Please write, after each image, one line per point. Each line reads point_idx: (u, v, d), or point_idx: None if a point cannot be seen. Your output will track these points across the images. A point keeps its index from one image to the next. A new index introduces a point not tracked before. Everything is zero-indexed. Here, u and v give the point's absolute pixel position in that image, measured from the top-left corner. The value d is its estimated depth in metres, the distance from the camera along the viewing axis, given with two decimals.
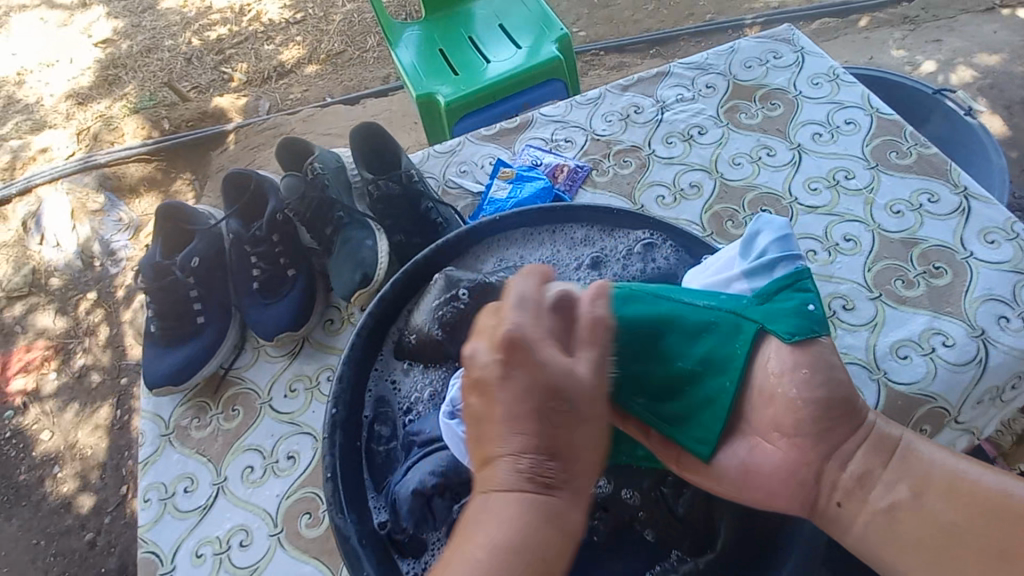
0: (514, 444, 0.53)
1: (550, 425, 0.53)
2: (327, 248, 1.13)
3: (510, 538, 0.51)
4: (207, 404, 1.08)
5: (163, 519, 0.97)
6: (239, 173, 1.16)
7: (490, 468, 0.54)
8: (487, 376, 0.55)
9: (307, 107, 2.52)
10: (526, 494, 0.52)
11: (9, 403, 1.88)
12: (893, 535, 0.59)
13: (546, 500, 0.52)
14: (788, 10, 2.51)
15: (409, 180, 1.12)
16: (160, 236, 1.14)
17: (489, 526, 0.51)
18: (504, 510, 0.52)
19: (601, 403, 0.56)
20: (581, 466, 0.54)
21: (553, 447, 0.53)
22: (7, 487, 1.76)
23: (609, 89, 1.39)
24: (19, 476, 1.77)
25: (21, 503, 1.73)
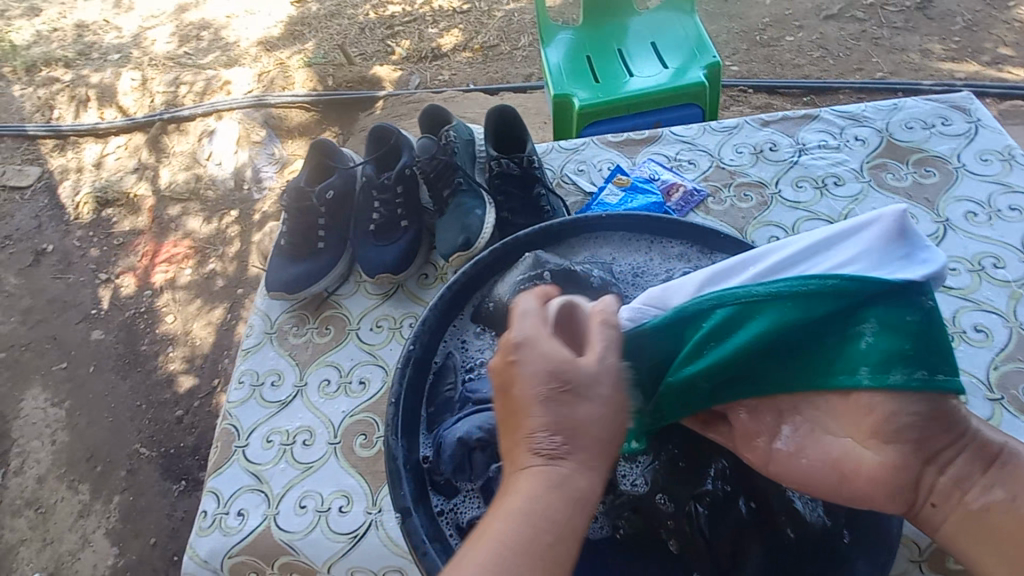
0: (535, 423, 0.56)
1: (574, 411, 0.56)
2: (440, 209, 1.22)
3: (529, 514, 0.52)
4: (307, 317, 1.22)
5: (249, 402, 1.11)
6: (384, 128, 1.29)
7: None
8: (518, 368, 0.58)
9: (451, 88, 2.70)
10: (533, 470, 0.54)
11: (150, 283, 2.23)
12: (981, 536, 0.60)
13: (549, 472, 0.54)
14: (975, 84, 2.28)
15: (530, 164, 1.18)
16: (307, 166, 1.30)
17: (516, 498, 0.53)
18: (529, 487, 0.54)
19: (615, 393, 0.58)
20: (583, 443, 0.56)
21: (564, 429, 0.56)
22: (131, 352, 2.08)
23: (748, 122, 1.36)
24: (142, 345, 2.09)
25: (138, 368, 2.04)
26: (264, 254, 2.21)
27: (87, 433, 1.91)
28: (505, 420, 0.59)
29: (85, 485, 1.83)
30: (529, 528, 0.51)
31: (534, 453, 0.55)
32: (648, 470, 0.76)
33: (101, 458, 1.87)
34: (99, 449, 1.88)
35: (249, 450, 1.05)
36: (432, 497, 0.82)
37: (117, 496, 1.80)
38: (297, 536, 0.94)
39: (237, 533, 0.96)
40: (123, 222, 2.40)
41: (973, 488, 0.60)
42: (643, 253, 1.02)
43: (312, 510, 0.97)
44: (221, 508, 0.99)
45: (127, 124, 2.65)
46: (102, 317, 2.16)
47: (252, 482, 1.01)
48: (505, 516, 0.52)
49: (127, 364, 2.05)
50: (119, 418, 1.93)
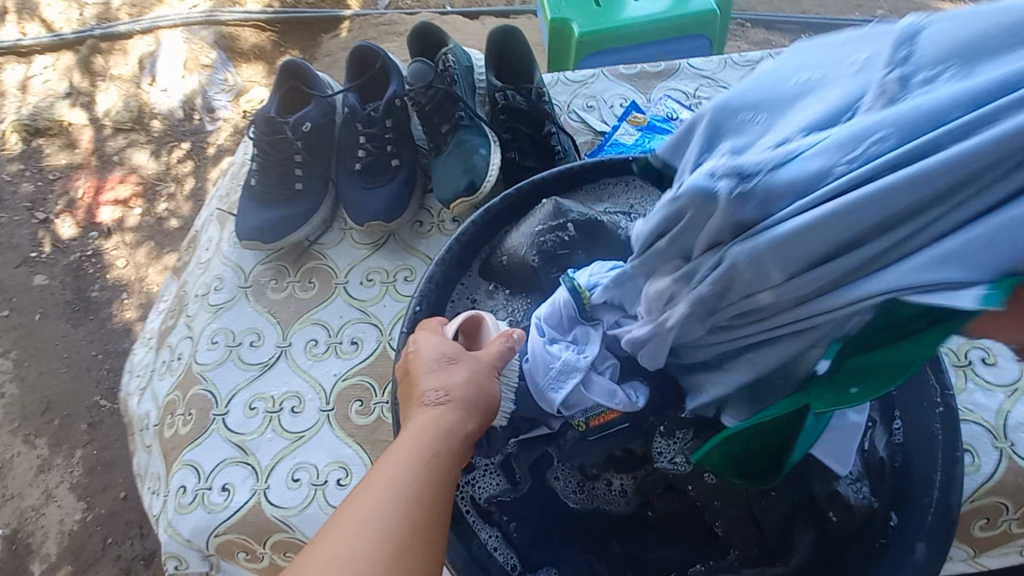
0: (421, 418, 0.58)
1: (453, 378, 0.62)
2: (437, 147, 1.06)
3: (423, 457, 0.53)
4: (286, 269, 1.09)
5: (226, 364, 1.00)
6: (369, 47, 1.11)
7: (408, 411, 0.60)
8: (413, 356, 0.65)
9: (425, 10, 2.42)
10: (424, 424, 0.57)
11: (96, 224, 2.00)
12: None
13: (437, 422, 0.57)
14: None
15: (539, 98, 1.05)
16: (279, 92, 1.12)
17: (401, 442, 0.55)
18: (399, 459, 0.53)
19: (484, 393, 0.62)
20: (473, 398, 0.60)
21: (450, 388, 0.60)
22: (80, 299, 1.89)
23: (773, 56, 1.24)
24: (92, 292, 1.89)
25: (89, 316, 1.86)
26: None
27: (36, 388, 1.75)
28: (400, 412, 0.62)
29: (40, 441, 1.69)
30: (394, 495, 0.50)
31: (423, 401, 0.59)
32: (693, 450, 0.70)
33: (57, 414, 1.72)
34: (52, 405, 1.73)
35: (230, 418, 0.95)
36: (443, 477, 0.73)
37: (77, 452, 1.67)
38: (292, 512, 0.86)
39: (224, 510, 0.87)
40: (57, 155, 2.11)
41: None
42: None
43: (307, 483, 0.88)
44: (203, 483, 0.89)
45: (52, 40, 2.28)
46: (42, 262, 1.93)
47: (237, 454, 0.91)
48: (396, 461, 0.53)
49: (76, 313, 1.86)
50: (73, 373, 1.77)
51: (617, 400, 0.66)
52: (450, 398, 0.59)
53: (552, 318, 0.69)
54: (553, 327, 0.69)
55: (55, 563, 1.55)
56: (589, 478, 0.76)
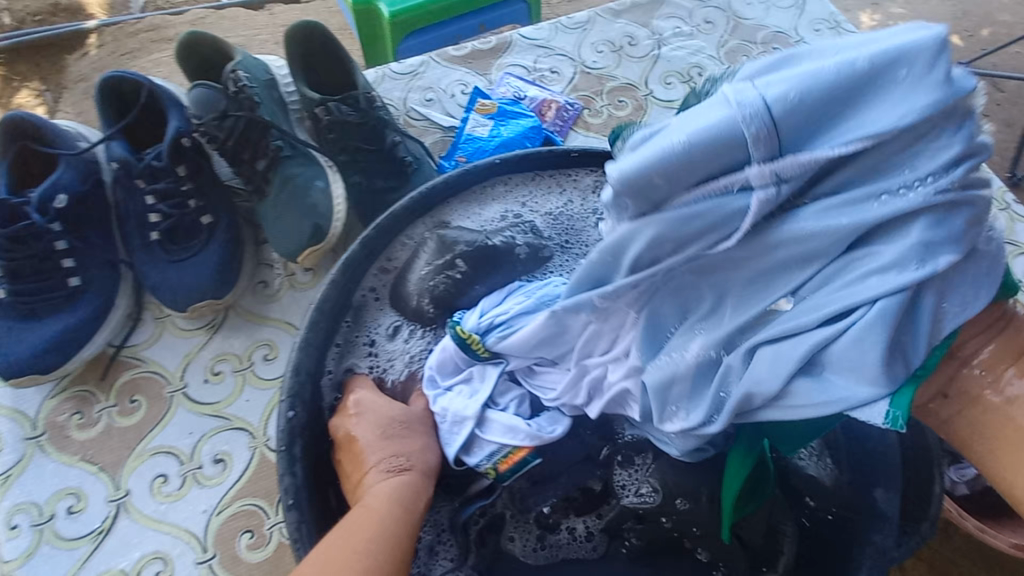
0: (372, 497, 0.56)
1: (402, 445, 0.61)
2: (258, 188, 0.84)
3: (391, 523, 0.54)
4: (93, 394, 0.81)
5: (40, 552, 0.72)
6: (124, 76, 0.83)
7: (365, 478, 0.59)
8: (356, 423, 0.63)
9: (196, 6, 1.99)
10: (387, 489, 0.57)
11: None
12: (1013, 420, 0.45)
13: (399, 487, 0.58)
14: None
15: (371, 104, 0.86)
16: (5, 160, 0.80)
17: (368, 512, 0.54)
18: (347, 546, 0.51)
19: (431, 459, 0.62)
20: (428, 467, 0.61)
21: (403, 453, 0.61)
22: None
23: (600, 14, 1.18)
24: None
25: None
26: None
27: None
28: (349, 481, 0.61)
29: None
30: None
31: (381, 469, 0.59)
32: (659, 478, 0.63)
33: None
34: None
35: None
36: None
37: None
38: None
39: None
40: None
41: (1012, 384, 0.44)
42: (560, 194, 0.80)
43: None
44: None
45: None
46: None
47: None
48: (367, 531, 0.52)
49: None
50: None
51: (522, 437, 0.60)
52: (410, 465, 0.60)
53: (444, 365, 0.64)
54: (449, 374, 0.64)
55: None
56: (547, 530, 0.66)
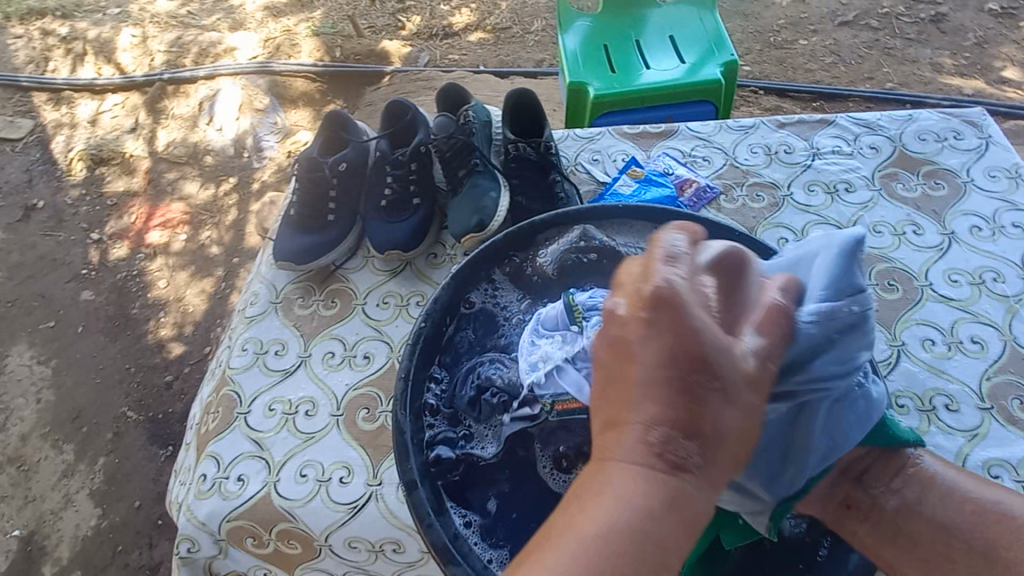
0: (651, 414, 0.51)
1: (666, 416, 0.51)
2: (454, 189, 1.20)
3: (628, 521, 0.49)
4: (314, 289, 1.22)
5: (252, 369, 1.12)
6: (401, 103, 1.28)
7: (621, 435, 0.52)
8: (640, 346, 0.52)
9: (460, 68, 2.66)
10: (647, 470, 0.51)
11: (144, 247, 2.20)
12: (899, 531, 0.73)
13: (670, 480, 0.50)
14: (980, 100, 2.30)
15: (547, 151, 1.17)
16: (322, 136, 1.28)
17: (615, 502, 0.50)
18: (629, 486, 0.50)
19: (757, 391, 0.52)
20: (718, 458, 0.51)
21: (690, 430, 0.51)
22: (122, 314, 2.06)
23: (765, 122, 1.36)
24: (134, 309, 2.07)
25: (128, 331, 2.02)
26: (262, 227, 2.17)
27: (72, 394, 1.90)
28: (609, 388, 0.54)
29: (69, 445, 1.82)
30: (623, 525, 0.49)
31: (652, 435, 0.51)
32: None
33: (88, 420, 1.86)
34: (82, 411, 1.87)
35: (251, 417, 1.06)
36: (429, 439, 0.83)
37: (102, 457, 1.79)
38: (297, 504, 0.95)
39: (237, 497, 0.97)
40: (118, 182, 2.36)
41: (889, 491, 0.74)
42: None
43: (313, 479, 0.97)
44: (221, 473, 1.00)
45: (125, 82, 2.59)
46: (94, 277, 2.13)
47: (253, 449, 1.02)
48: (602, 509, 0.50)
49: (116, 326, 2.03)
50: (108, 380, 1.92)
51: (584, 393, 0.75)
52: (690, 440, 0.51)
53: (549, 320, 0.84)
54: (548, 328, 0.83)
55: (69, 564, 1.64)
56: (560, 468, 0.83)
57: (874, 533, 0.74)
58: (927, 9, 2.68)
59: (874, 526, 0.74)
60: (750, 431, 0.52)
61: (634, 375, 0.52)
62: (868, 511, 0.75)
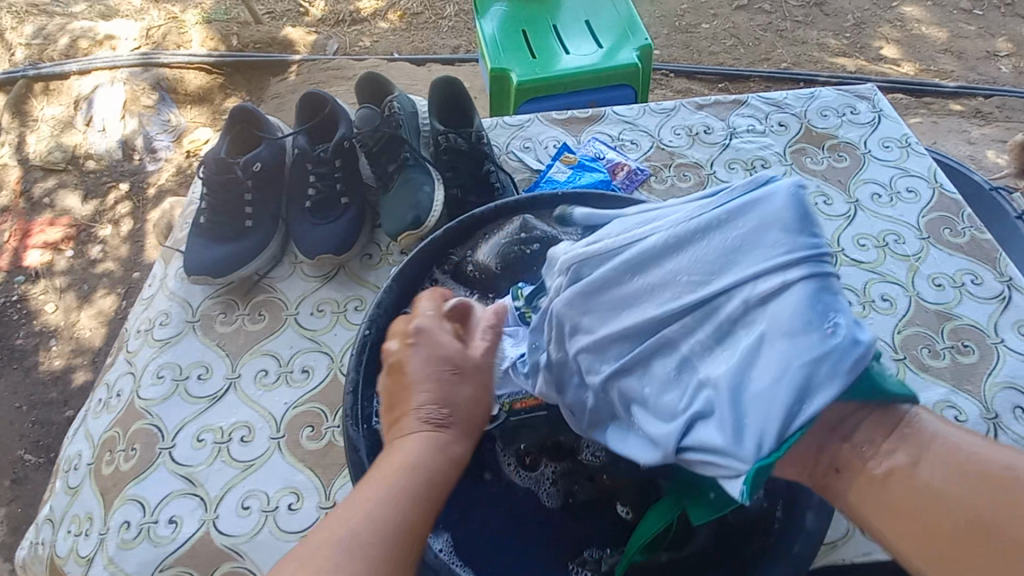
0: (421, 397, 0.59)
1: (445, 392, 0.60)
2: (385, 185, 1.14)
3: (406, 475, 0.55)
4: (235, 303, 1.11)
5: (172, 399, 1.00)
6: (317, 94, 1.18)
7: (403, 418, 0.59)
8: (412, 351, 0.62)
9: (373, 57, 2.53)
10: (418, 439, 0.57)
11: (21, 269, 1.92)
12: (886, 500, 0.53)
13: (431, 443, 0.57)
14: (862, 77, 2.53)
15: (478, 140, 1.14)
16: (229, 136, 1.17)
17: (396, 459, 0.56)
18: (410, 451, 0.56)
19: (493, 380, 0.64)
20: (466, 423, 0.60)
21: (445, 402, 0.60)
22: (3, 348, 1.80)
23: (684, 104, 1.41)
24: (17, 340, 1.81)
25: (12, 365, 1.77)
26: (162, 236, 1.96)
27: None
28: (390, 394, 0.62)
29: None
30: (406, 480, 0.54)
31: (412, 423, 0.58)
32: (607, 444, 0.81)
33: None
34: None
35: (176, 451, 0.95)
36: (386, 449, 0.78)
37: None
38: (240, 540, 0.87)
39: (170, 542, 0.87)
40: None
41: (879, 448, 0.55)
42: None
43: (257, 510, 0.90)
44: (148, 517, 0.89)
45: None
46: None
47: (183, 486, 0.92)
48: (388, 477, 0.55)
49: None
50: None
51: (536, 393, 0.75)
52: (446, 418, 0.59)
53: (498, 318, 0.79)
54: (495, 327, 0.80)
55: None
56: (528, 467, 0.82)
57: (864, 497, 0.55)
58: None
59: (862, 492, 0.55)
60: (484, 411, 0.63)
61: (411, 371, 0.61)
62: (856, 471, 0.56)
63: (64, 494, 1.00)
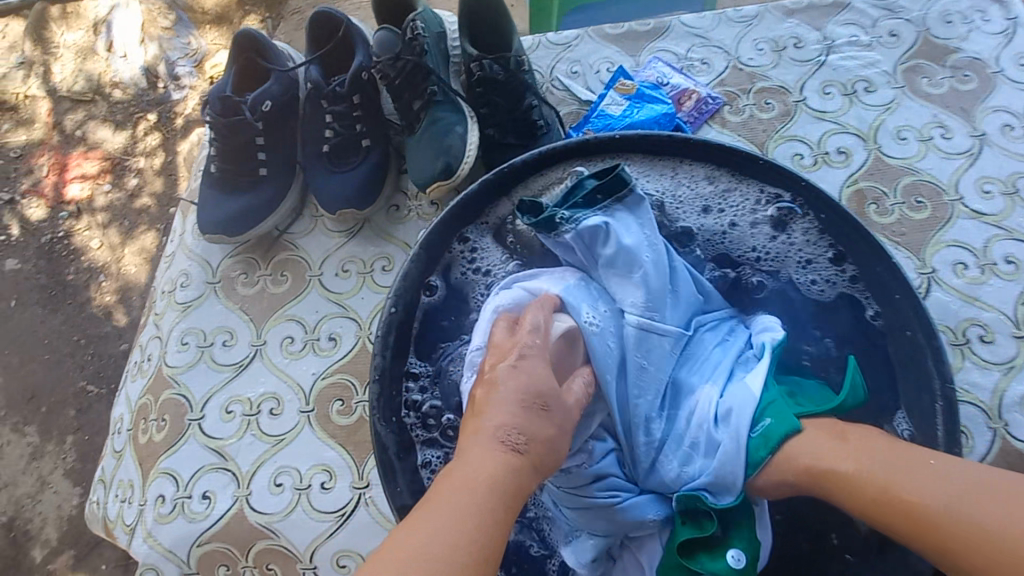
0: (505, 416, 0.57)
1: (530, 421, 0.57)
2: (410, 125, 0.98)
3: (489, 495, 0.52)
4: (256, 262, 1.02)
5: (198, 366, 0.95)
6: (329, 12, 1.00)
7: (481, 438, 0.57)
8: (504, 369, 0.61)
9: None
10: (499, 457, 0.55)
11: (64, 205, 1.89)
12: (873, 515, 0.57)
13: (514, 466, 0.55)
14: None
15: (518, 67, 0.95)
16: (233, 67, 1.01)
17: (476, 477, 0.53)
18: (494, 469, 0.54)
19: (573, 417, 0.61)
20: (547, 456, 0.57)
21: (529, 430, 0.57)
22: (55, 282, 1.81)
23: (771, 10, 1.14)
24: (67, 275, 1.81)
25: (67, 301, 1.78)
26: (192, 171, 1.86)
27: (22, 372, 1.71)
28: (475, 407, 0.60)
29: (32, 427, 1.67)
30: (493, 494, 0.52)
31: (501, 442, 0.56)
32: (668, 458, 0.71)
33: (45, 399, 1.69)
34: (36, 392, 1.69)
35: (206, 423, 0.91)
36: (417, 445, 0.70)
37: (70, 436, 1.65)
38: (275, 518, 0.84)
39: (205, 518, 0.86)
40: (17, 132, 1.98)
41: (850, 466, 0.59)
42: (679, 182, 0.85)
43: (289, 488, 0.86)
44: (182, 492, 0.87)
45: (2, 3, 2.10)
46: (15, 245, 1.85)
47: (215, 460, 0.89)
48: (468, 495, 0.52)
49: (53, 296, 1.79)
50: (57, 356, 1.73)
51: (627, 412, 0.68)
52: (528, 445, 0.56)
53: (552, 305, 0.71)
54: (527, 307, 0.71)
55: (59, 544, 1.55)
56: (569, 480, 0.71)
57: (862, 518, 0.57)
58: None
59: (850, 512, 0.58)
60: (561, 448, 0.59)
61: (495, 390, 0.60)
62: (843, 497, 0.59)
63: (111, 457, 0.98)
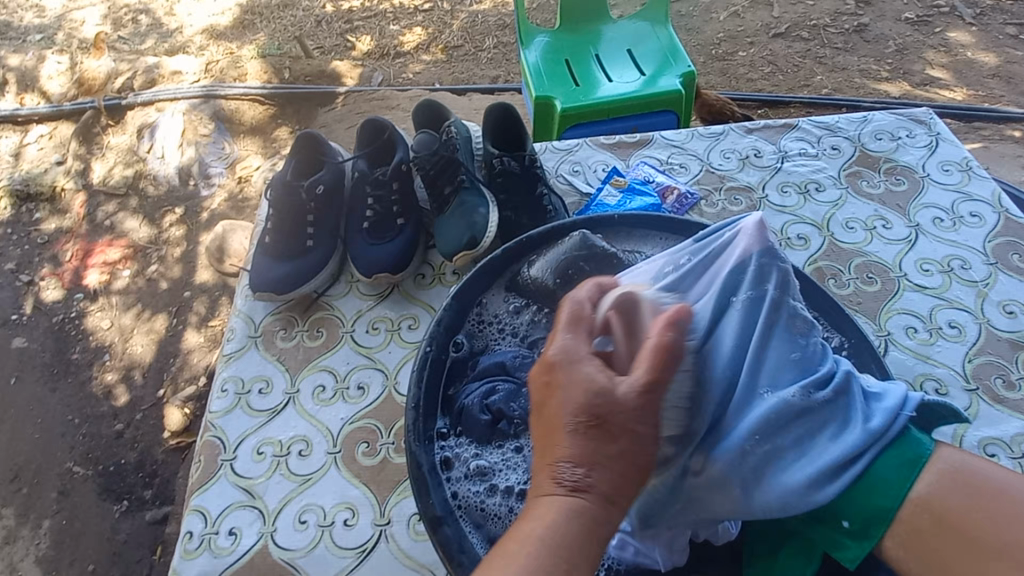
0: (564, 447, 0.53)
1: (586, 446, 0.52)
2: (440, 207, 1.17)
3: (552, 536, 0.50)
4: (295, 319, 1.15)
5: (235, 411, 1.04)
6: (377, 120, 1.24)
7: (543, 469, 0.54)
8: (554, 392, 0.56)
9: (415, 87, 2.58)
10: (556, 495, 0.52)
11: (81, 287, 1.91)
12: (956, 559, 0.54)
13: (575, 499, 0.51)
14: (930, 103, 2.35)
15: (531, 164, 1.16)
16: (294, 159, 1.22)
17: (535, 523, 0.51)
18: (557, 514, 0.51)
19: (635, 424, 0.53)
20: (607, 472, 0.52)
21: (590, 458, 0.52)
22: (58, 361, 1.77)
23: (734, 129, 1.41)
24: (73, 354, 1.78)
25: (67, 379, 1.74)
26: (210, 258, 1.92)
27: (5, 453, 1.60)
28: (539, 433, 0.56)
29: (10, 509, 1.53)
30: (566, 525, 0.51)
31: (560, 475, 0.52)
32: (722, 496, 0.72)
33: (27, 480, 1.57)
34: (20, 471, 1.58)
35: (237, 463, 0.98)
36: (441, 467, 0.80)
37: (47, 519, 1.51)
38: (298, 554, 0.89)
39: (230, 554, 0.89)
40: (49, 220, 2.08)
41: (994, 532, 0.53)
42: None
43: (314, 525, 0.91)
44: (210, 528, 0.92)
45: (52, 111, 2.31)
46: (25, 324, 1.84)
47: (243, 498, 0.95)
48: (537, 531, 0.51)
49: (54, 375, 1.74)
50: (47, 436, 1.63)
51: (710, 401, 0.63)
52: (592, 472, 0.52)
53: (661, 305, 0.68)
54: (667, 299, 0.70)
55: None
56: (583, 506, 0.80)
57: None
58: (850, 20, 2.71)
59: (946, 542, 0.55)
60: (629, 462, 0.53)
61: (554, 413, 0.55)
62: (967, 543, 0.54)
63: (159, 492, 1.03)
